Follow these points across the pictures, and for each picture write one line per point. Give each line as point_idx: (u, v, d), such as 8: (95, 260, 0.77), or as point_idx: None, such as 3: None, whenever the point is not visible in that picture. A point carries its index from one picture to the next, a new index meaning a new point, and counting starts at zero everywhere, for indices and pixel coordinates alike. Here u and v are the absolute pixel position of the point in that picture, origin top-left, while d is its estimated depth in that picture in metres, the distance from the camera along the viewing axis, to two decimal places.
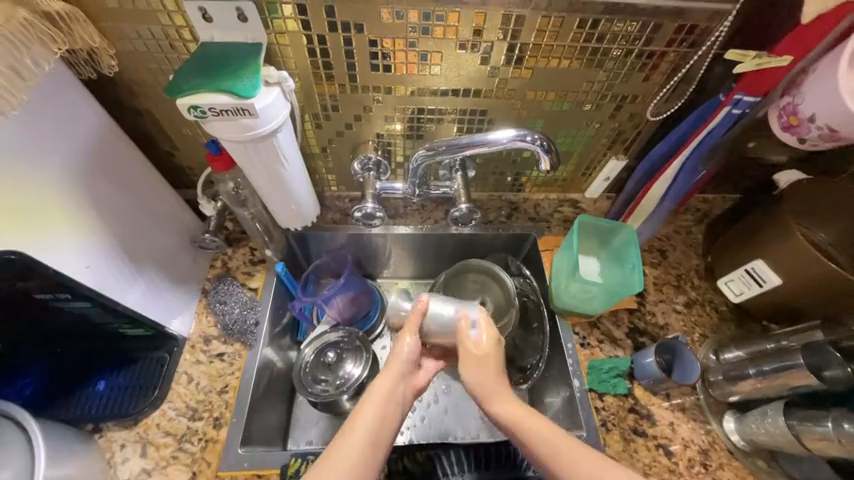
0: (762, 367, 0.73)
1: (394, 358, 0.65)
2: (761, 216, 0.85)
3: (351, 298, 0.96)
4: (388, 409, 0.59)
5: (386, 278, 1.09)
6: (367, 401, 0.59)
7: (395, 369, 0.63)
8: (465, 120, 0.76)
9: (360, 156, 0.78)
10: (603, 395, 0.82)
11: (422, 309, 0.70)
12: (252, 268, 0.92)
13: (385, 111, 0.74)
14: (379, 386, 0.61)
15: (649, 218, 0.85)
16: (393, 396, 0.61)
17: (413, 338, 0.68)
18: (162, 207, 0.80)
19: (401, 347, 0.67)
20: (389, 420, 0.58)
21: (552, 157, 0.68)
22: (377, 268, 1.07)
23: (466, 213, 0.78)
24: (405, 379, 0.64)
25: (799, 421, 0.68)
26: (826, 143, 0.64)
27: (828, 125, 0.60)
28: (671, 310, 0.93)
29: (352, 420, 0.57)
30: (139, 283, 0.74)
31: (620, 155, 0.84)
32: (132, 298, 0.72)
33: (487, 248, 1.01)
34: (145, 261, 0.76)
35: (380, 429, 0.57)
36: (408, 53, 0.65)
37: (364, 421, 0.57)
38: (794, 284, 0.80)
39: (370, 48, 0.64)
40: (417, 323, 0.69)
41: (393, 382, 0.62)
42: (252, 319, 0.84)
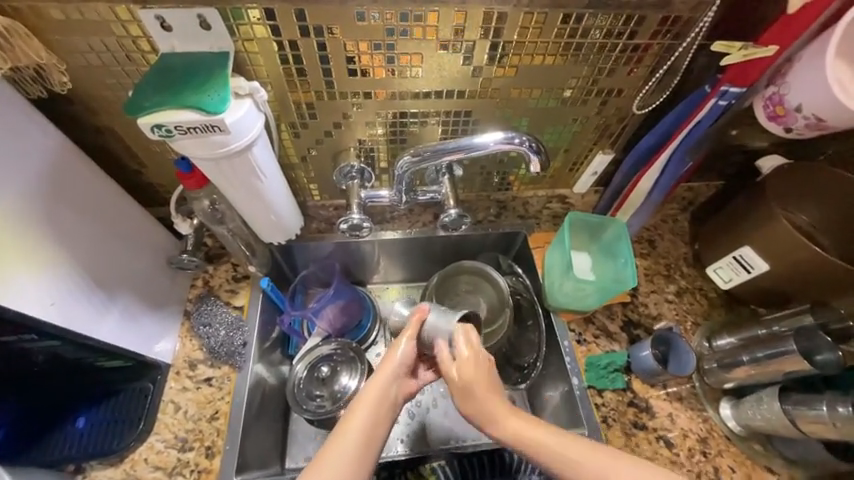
0: (756, 354, 0.74)
1: (387, 361, 0.62)
2: (745, 203, 0.86)
3: (341, 308, 0.94)
4: (381, 413, 0.57)
5: (377, 284, 1.07)
6: (359, 403, 0.57)
7: (388, 372, 0.61)
8: (449, 123, 0.74)
9: (344, 164, 0.75)
10: (603, 391, 0.82)
11: (419, 319, 0.65)
12: (236, 285, 0.88)
13: (366, 117, 0.71)
14: (371, 388, 0.59)
15: (638, 211, 0.85)
16: (384, 400, 0.59)
17: (408, 344, 0.64)
18: (133, 226, 0.75)
19: (395, 349, 0.64)
20: (381, 421, 0.57)
21: (542, 158, 0.67)
22: (366, 275, 1.04)
23: (456, 218, 0.75)
24: (400, 382, 0.62)
25: (794, 406, 0.69)
26: (812, 132, 0.64)
27: (815, 114, 0.61)
28: (663, 300, 0.94)
29: (343, 422, 0.56)
30: (112, 313, 0.69)
31: (607, 149, 0.83)
32: (106, 331, 0.68)
33: (478, 247, 1.00)
34: (117, 286, 0.71)
35: (373, 431, 0.56)
36: (386, 56, 0.62)
37: (357, 423, 0.55)
38: (782, 270, 0.81)
39: (346, 52, 0.61)
40: (415, 329, 0.65)
41: (387, 385, 0.60)
42: (239, 340, 0.81)
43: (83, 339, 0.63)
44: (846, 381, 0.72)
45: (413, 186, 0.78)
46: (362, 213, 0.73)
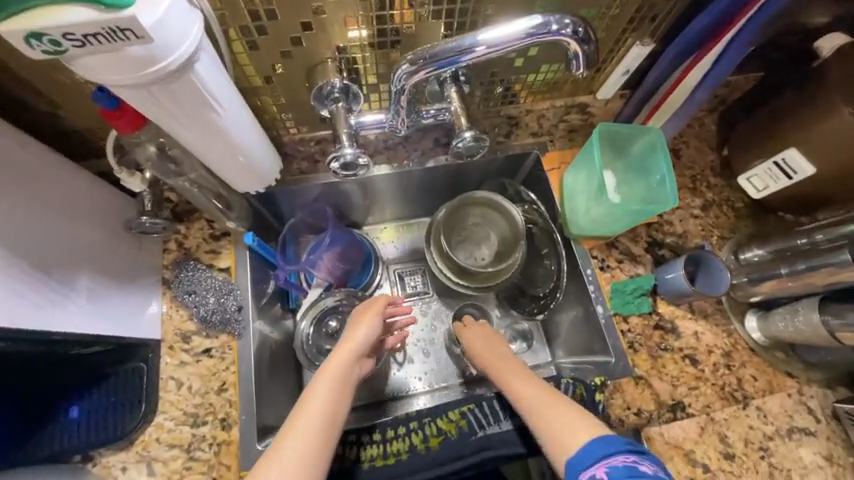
0: (795, 267, 0.71)
1: (346, 343, 0.67)
2: (794, 96, 0.74)
3: (338, 255, 0.88)
4: (341, 391, 0.62)
5: (373, 225, 0.97)
6: (319, 381, 0.62)
7: (351, 351, 0.66)
8: (455, 14, 0.56)
9: (322, 83, 0.58)
10: (628, 317, 0.78)
11: (384, 302, 0.73)
12: (216, 245, 0.77)
13: (345, 12, 0.52)
14: (332, 366, 0.63)
15: (675, 116, 0.72)
16: (346, 380, 0.63)
17: (369, 325, 0.70)
18: (52, 187, 0.58)
19: (355, 333, 0.69)
20: (338, 400, 0.61)
21: (588, 50, 0.51)
22: (362, 215, 0.94)
23: (473, 143, 0.60)
24: (360, 361, 0.67)
25: (834, 317, 0.68)
26: None
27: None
28: (689, 216, 0.87)
29: (304, 401, 0.59)
30: (58, 297, 0.57)
31: (645, 39, 0.67)
32: (60, 318, 0.56)
33: (482, 173, 0.90)
34: (54, 264, 0.57)
35: (335, 409, 0.60)
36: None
37: (317, 402, 0.59)
38: (829, 172, 0.73)
39: None
40: (373, 313, 0.71)
41: (348, 362, 0.65)
42: (232, 305, 0.72)
43: (27, 332, 0.51)
44: None
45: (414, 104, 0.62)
46: (355, 144, 0.56)
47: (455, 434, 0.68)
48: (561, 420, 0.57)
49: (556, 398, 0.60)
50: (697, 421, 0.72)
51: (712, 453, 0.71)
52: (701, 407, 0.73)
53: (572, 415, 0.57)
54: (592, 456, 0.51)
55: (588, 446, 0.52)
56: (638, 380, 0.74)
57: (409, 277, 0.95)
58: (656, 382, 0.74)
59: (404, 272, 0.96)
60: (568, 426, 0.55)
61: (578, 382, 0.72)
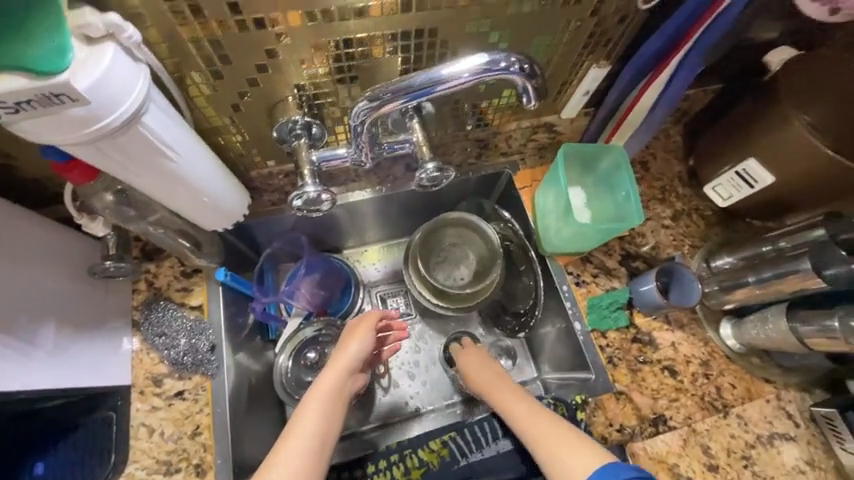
0: (762, 274, 0.72)
1: (338, 358, 0.69)
2: (750, 109, 0.77)
3: (317, 281, 0.89)
4: (334, 406, 0.65)
5: (353, 248, 0.97)
6: (313, 396, 0.65)
7: (342, 367, 0.69)
8: (411, 49, 0.56)
9: (284, 120, 0.59)
10: (606, 332, 0.79)
11: (376, 317, 0.75)
12: (188, 283, 0.75)
13: (299, 53, 0.53)
14: (324, 382, 0.67)
15: (638, 132, 0.74)
16: (338, 394, 0.66)
17: (361, 339, 0.71)
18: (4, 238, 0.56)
19: (346, 348, 0.71)
20: (332, 415, 0.64)
21: (536, 84, 0.53)
22: (341, 240, 0.94)
23: (436, 174, 0.60)
24: (352, 376, 0.70)
25: (802, 323, 0.69)
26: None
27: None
28: (660, 227, 0.89)
29: (298, 415, 0.63)
30: (12, 354, 0.54)
31: (602, 61, 0.68)
32: (15, 375, 0.53)
33: (458, 194, 0.90)
34: (7, 317, 0.55)
35: (328, 423, 0.63)
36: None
37: (312, 418, 0.62)
38: (788, 180, 0.75)
39: None
40: (366, 329, 0.73)
41: (341, 378, 0.68)
42: (205, 345, 0.71)
43: None
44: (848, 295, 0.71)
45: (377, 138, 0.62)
46: (318, 181, 0.55)
47: (436, 464, 0.68)
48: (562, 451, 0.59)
49: (554, 426, 0.62)
50: (680, 434, 0.72)
51: (697, 466, 0.71)
52: (682, 419, 0.73)
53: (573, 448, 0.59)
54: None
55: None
56: (619, 396, 0.74)
57: (391, 300, 0.95)
58: (637, 397, 0.74)
59: (386, 294, 0.95)
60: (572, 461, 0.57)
61: (559, 402, 0.72)
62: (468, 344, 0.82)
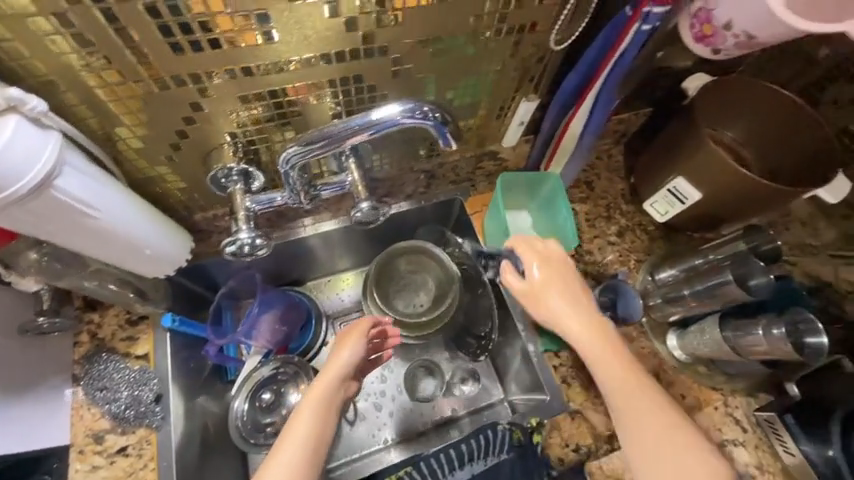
0: (696, 287, 0.77)
1: (330, 366, 0.71)
2: (677, 132, 0.82)
3: (279, 317, 0.88)
4: (324, 415, 0.67)
5: (322, 278, 0.98)
6: (306, 403, 0.67)
7: (333, 374, 0.70)
8: (342, 94, 0.58)
9: (218, 168, 0.60)
10: (559, 352, 0.81)
11: (366, 326, 0.75)
12: (132, 332, 0.74)
13: (225, 106, 0.54)
14: (316, 389, 0.68)
15: (572, 158, 0.77)
16: (329, 401, 0.68)
17: (353, 347, 0.72)
18: None
19: (337, 356, 0.71)
20: (325, 421, 0.66)
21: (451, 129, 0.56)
22: (305, 271, 0.95)
23: (369, 212, 0.62)
24: (344, 383, 0.71)
25: (733, 333, 0.73)
26: (740, 52, 0.56)
27: (746, 32, 0.52)
28: (606, 244, 0.92)
29: (293, 420, 0.65)
30: None
31: (531, 95, 0.72)
32: None
33: (419, 219, 0.91)
34: None
35: (320, 428, 0.65)
36: (215, 17, 0.44)
37: (304, 425, 0.65)
38: (712, 197, 0.80)
39: (154, 20, 0.43)
40: (357, 339, 0.73)
41: (331, 385, 0.69)
42: (149, 395, 0.69)
43: None
44: (772, 305, 0.77)
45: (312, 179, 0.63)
46: (252, 228, 0.58)
47: None
48: (665, 447, 0.56)
49: (657, 419, 0.58)
50: None
51: None
52: None
53: (678, 449, 0.56)
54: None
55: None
56: (574, 415, 0.75)
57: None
58: (591, 414, 0.76)
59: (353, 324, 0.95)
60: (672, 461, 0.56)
61: (512, 425, 0.74)
62: (548, 255, 0.70)
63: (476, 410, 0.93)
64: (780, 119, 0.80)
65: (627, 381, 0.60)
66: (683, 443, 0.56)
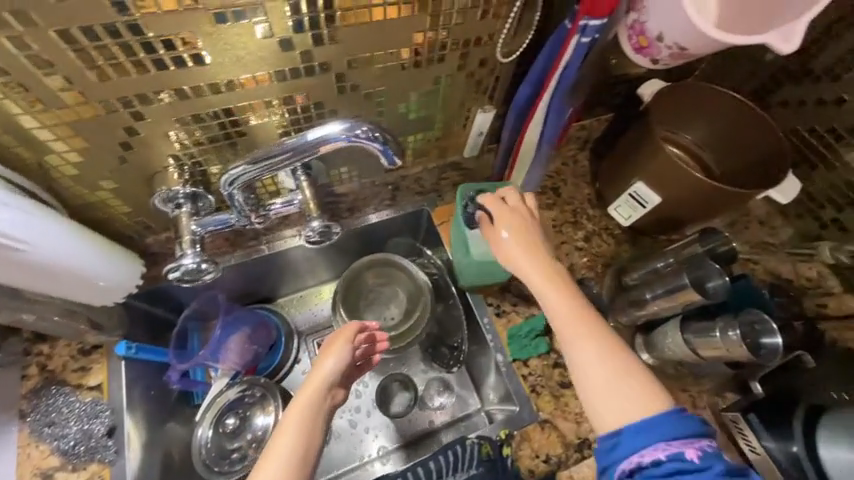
0: (656, 291, 0.78)
1: (313, 375, 0.67)
2: (634, 136, 0.83)
3: (248, 336, 0.86)
4: (311, 427, 0.63)
5: (289, 294, 0.96)
6: (290, 416, 0.63)
7: (318, 383, 0.66)
8: (290, 113, 0.58)
9: (161, 190, 0.59)
10: (528, 361, 0.80)
11: (356, 330, 0.72)
12: (84, 361, 0.71)
13: (161, 129, 0.53)
14: (300, 401, 0.65)
15: (532, 167, 0.77)
16: (315, 412, 0.64)
17: (338, 354, 0.69)
18: None
19: (321, 365, 0.68)
20: (312, 433, 0.62)
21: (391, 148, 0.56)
22: (273, 289, 0.93)
23: (322, 231, 0.62)
24: (331, 392, 0.67)
25: (695, 335, 0.74)
26: (676, 62, 0.59)
27: (677, 43, 0.55)
28: (573, 249, 0.91)
29: (276, 435, 0.61)
30: None
31: (486, 106, 0.72)
32: None
33: (389, 232, 0.91)
34: None
35: (308, 439, 0.62)
36: (136, 42, 0.44)
37: (289, 439, 0.61)
38: (671, 200, 0.81)
39: (67, 46, 0.43)
40: (344, 344, 0.70)
41: (316, 395, 0.65)
42: (101, 429, 0.67)
43: None
44: (733, 305, 0.77)
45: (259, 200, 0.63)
46: (198, 252, 0.58)
47: None
48: (612, 384, 0.55)
49: (609, 358, 0.56)
50: None
51: None
52: None
53: (629, 390, 0.55)
54: (636, 443, 0.51)
55: (635, 429, 0.52)
56: (544, 425, 0.75)
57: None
58: (561, 423, 0.75)
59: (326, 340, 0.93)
60: (621, 402, 0.54)
61: (482, 440, 0.73)
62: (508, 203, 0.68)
63: (451, 422, 0.91)
64: (735, 119, 0.80)
65: (581, 324, 0.59)
66: (634, 383, 0.55)
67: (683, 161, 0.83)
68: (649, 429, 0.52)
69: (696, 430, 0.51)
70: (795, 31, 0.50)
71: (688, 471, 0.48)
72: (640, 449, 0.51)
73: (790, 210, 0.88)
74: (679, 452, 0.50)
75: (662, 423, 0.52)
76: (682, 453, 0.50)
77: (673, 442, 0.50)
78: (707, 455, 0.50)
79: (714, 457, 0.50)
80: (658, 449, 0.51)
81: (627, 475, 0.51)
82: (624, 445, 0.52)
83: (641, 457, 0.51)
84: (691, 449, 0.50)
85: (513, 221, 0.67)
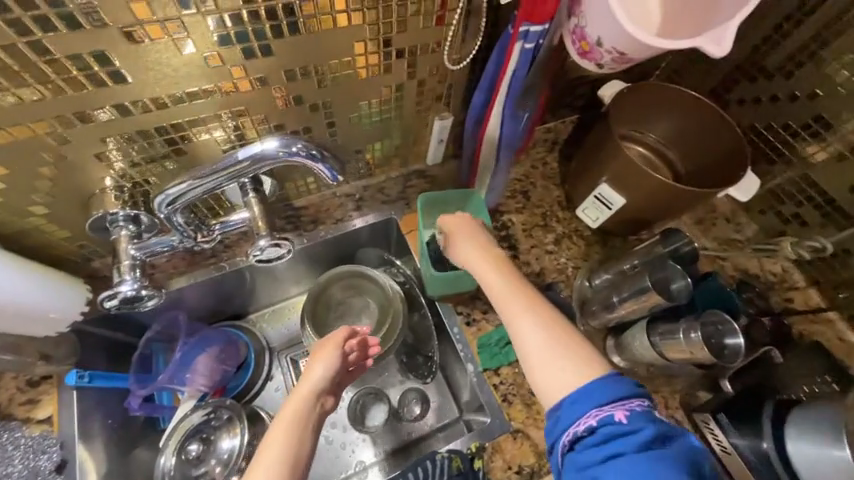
0: (622, 294, 0.77)
1: (302, 383, 0.65)
2: (598, 138, 0.80)
3: (216, 356, 0.83)
4: (299, 434, 0.60)
5: (258, 311, 0.93)
6: (278, 426, 0.60)
7: (306, 391, 0.63)
8: (232, 128, 0.57)
9: (100, 214, 0.57)
10: (499, 369, 0.79)
11: (345, 335, 0.70)
12: (34, 393, 0.69)
13: (90, 149, 0.52)
14: (286, 411, 0.62)
15: (494, 172, 0.77)
16: (304, 421, 0.61)
17: (327, 360, 0.67)
18: None
19: (311, 372, 0.66)
20: (300, 443, 0.59)
21: (331, 165, 0.56)
22: (241, 306, 0.90)
23: (270, 250, 0.63)
24: (321, 400, 0.64)
25: (661, 337, 0.73)
26: (620, 66, 0.59)
27: (616, 48, 0.55)
28: (544, 253, 0.88)
29: (263, 447, 0.59)
30: None
31: (443, 113, 0.71)
32: None
33: (357, 244, 0.88)
34: None
35: (296, 448, 0.59)
36: (41, 63, 0.43)
37: (276, 449, 0.58)
38: (637, 199, 0.78)
39: None
40: (333, 349, 0.68)
41: (304, 403, 0.63)
42: (50, 463, 0.65)
43: None
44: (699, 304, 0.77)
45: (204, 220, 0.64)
46: (137, 278, 0.59)
47: None
48: (549, 354, 0.59)
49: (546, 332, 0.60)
50: None
51: None
52: None
53: (568, 361, 0.57)
54: (573, 414, 0.53)
55: (571, 401, 0.54)
56: (516, 434, 0.74)
57: (303, 360, 0.90)
58: (533, 432, 0.74)
59: (297, 355, 0.90)
60: (562, 373, 0.57)
61: (453, 455, 0.71)
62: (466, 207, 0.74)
63: (427, 433, 0.89)
64: (698, 115, 0.80)
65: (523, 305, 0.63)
66: (573, 353, 0.58)
67: (644, 161, 0.83)
68: (585, 397, 0.53)
69: (626, 392, 0.53)
70: (726, 33, 0.53)
71: (619, 433, 0.50)
72: (575, 419, 0.53)
73: (753, 207, 0.88)
74: (609, 415, 0.51)
75: (594, 390, 0.53)
76: (612, 416, 0.51)
77: (603, 406, 0.52)
78: (637, 416, 0.51)
79: (644, 417, 0.51)
80: (591, 415, 0.52)
81: (569, 448, 0.52)
82: (563, 418, 0.54)
83: (576, 427, 0.52)
84: (621, 411, 0.51)
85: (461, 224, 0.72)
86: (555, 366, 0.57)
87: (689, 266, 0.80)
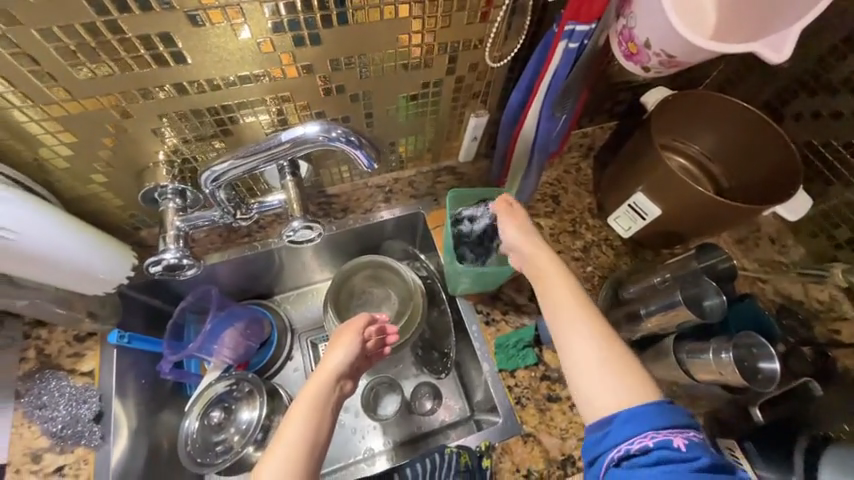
0: (650, 307, 0.74)
1: (321, 367, 0.66)
2: (637, 144, 0.78)
3: (242, 332, 0.86)
4: (318, 415, 0.62)
5: (285, 294, 0.97)
6: (297, 410, 0.61)
7: (325, 376, 0.65)
8: (277, 113, 0.60)
9: (151, 186, 0.63)
10: (515, 372, 0.78)
11: (364, 321, 0.71)
12: (79, 348, 0.74)
13: (147, 123, 0.56)
14: (306, 394, 0.63)
15: (527, 173, 0.75)
16: (321, 404, 0.63)
17: (346, 347, 0.68)
18: None
19: (330, 358, 0.67)
20: (320, 422, 0.61)
21: (367, 153, 0.57)
22: (269, 287, 0.94)
23: (302, 231, 0.65)
24: (339, 383, 0.66)
25: (688, 354, 0.70)
26: (666, 69, 0.57)
27: (664, 50, 0.53)
28: (570, 259, 0.86)
29: (284, 427, 0.61)
30: None
31: (479, 109, 0.71)
32: None
33: (382, 236, 0.90)
34: None
35: (316, 429, 0.61)
36: (114, 41, 0.47)
37: (296, 430, 0.60)
38: (673, 211, 0.76)
39: (53, 44, 0.46)
40: (353, 335, 0.69)
41: (321, 387, 0.64)
42: (88, 413, 0.70)
43: None
44: (733, 326, 0.74)
45: (243, 200, 0.67)
46: (179, 248, 0.63)
47: None
48: (602, 368, 0.54)
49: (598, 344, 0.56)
50: None
51: None
52: None
53: (613, 380, 0.54)
54: (626, 431, 0.50)
55: (626, 417, 0.51)
56: (527, 438, 0.73)
57: (322, 344, 0.93)
58: (545, 438, 0.73)
59: (317, 339, 0.94)
60: (603, 393, 0.53)
61: (462, 448, 0.71)
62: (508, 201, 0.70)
63: (437, 429, 0.89)
64: (748, 128, 0.76)
65: (573, 304, 0.59)
66: (623, 369, 0.54)
67: (686, 174, 0.80)
68: (641, 418, 0.50)
69: (683, 420, 0.50)
70: (786, 40, 0.51)
71: (676, 459, 0.48)
72: (628, 437, 0.50)
73: (802, 229, 0.83)
74: (666, 440, 0.49)
75: (650, 413, 0.50)
76: (670, 441, 0.49)
77: (661, 431, 0.49)
78: (694, 445, 0.49)
79: (701, 447, 0.49)
80: (646, 436, 0.49)
81: (616, 464, 0.50)
82: (614, 434, 0.51)
83: (630, 445, 0.50)
84: (679, 438, 0.49)
85: (513, 207, 0.69)
86: (595, 379, 0.54)
87: (725, 284, 0.76)
